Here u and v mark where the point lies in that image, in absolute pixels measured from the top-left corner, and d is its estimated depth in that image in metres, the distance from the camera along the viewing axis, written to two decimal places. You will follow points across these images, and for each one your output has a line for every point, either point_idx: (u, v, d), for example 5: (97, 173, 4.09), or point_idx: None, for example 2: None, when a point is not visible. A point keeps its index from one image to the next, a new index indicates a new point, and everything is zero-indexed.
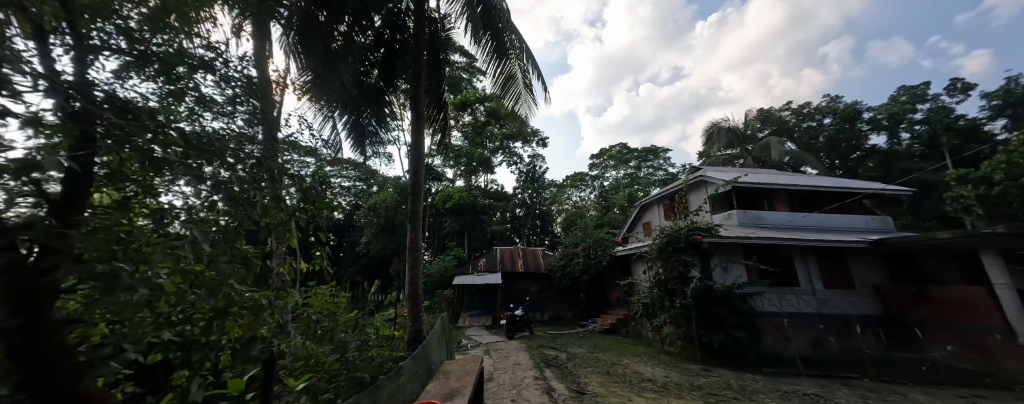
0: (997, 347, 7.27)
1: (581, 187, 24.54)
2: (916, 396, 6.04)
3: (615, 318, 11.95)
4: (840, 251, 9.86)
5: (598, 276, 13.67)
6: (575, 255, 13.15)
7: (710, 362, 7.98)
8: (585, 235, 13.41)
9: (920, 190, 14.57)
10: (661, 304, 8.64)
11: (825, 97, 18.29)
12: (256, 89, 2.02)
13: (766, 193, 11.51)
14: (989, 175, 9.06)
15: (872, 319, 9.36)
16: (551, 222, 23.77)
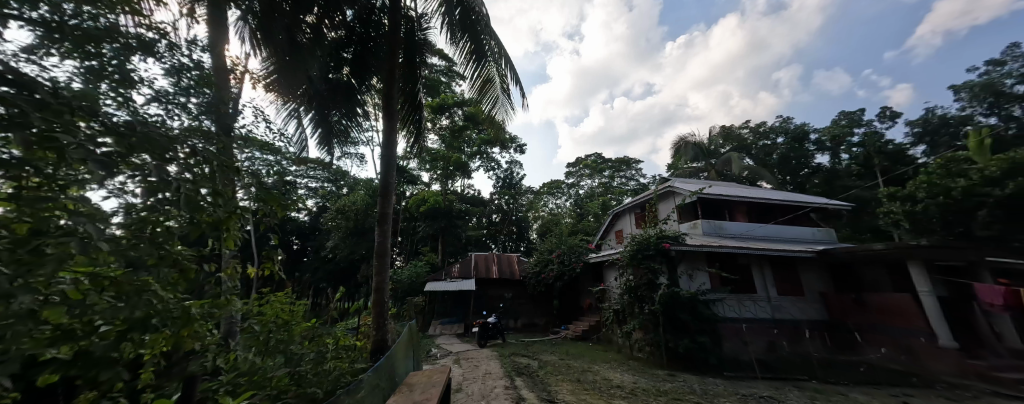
0: (924, 349, 8.01)
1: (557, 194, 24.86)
2: (857, 396, 6.52)
3: (587, 325, 12.08)
4: (791, 260, 10.55)
5: (572, 283, 13.82)
6: (549, 262, 13.25)
7: (676, 367, 8.21)
8: (559, 242, 13.57)
9: (860, 206, 15.96)
10: (632, 309, 8.95)
11: (779, 118, 19.81)
12: (203, 79, 1.95)
13: (728, 204, 12.22)
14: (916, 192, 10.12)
15: (820, 324, 10.04)
16: (527, 229, 23.77)
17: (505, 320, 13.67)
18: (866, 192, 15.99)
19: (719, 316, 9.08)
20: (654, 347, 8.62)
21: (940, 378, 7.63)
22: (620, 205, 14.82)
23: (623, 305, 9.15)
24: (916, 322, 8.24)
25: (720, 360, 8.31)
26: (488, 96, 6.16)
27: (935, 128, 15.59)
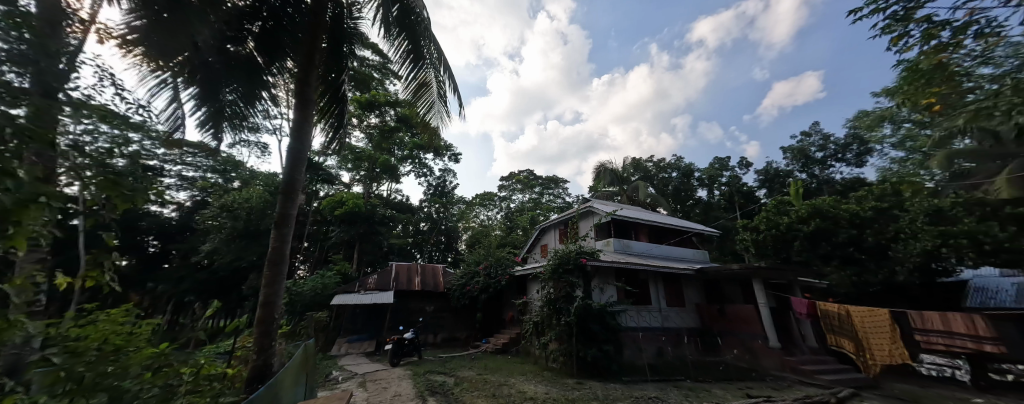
0: (760, 349, 9.92)
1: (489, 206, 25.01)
2: (716, 390, 7.77)
3: (507, 338, 12.16)
4: (677, 276, 12.22)
5: (496, 295, 13.84)
6: (475, 275, 13.16)
7: (584, 375, 8.75)
8: (486, 254, 13.60)
9: (728, 234, 19.49)
10: (550, 322, 9.31)
11: (675, 155, 23.42)
12: (9, 16, 1.44)
13: (635, 226, 13.74)
14: (765, 224, 12.85)
15: (696, 331, 11.78)
16: (456, 240, 23.22)
17: (424, 334, 13.00)
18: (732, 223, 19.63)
19: (623, 326, 10.17)
20: (567, 357, 9.01)
21: (770, 372, 9.52)
22: (547, 221, 15.53)
23: (540, 318, 9.51)
24: (755, 327, 10.19)
25: (619, 366, 8.99)
26: (422, 98, 5.94)
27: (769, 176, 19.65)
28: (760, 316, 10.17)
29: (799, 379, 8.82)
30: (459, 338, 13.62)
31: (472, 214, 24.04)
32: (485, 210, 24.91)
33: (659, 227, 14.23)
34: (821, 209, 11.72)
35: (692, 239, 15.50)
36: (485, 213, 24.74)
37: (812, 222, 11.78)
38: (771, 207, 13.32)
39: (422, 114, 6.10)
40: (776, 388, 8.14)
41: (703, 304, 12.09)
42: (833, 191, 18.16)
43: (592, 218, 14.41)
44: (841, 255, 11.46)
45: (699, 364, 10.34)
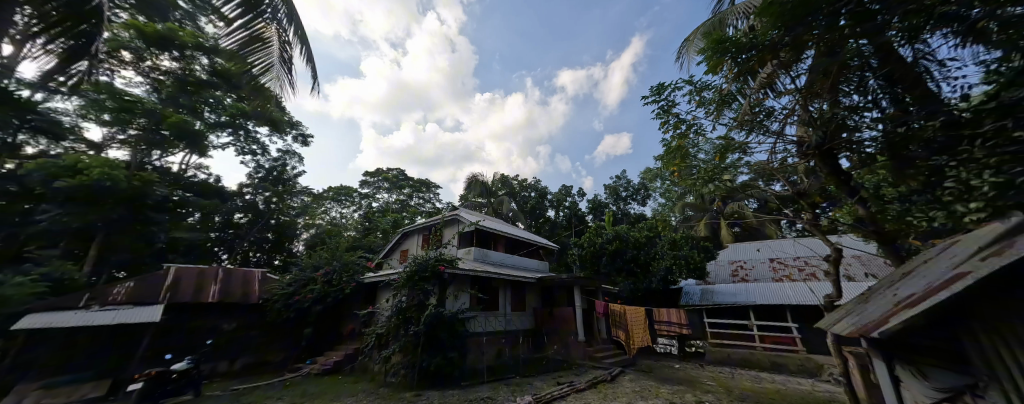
0: (573, 343, 12.42)
1: (343, 203, 22.43)
2: (536, 382, 9.17)
3: (341, 355, 10.81)
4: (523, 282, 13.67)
5: (337, 305, 12.08)
6: (312, 282, 11.53)
7: (423, 386, 8.50)
8: (331, 258, 12.13)
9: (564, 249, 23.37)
10: (396, 333, 8.72)
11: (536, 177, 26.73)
12: None
13: (495, 237, 14.95)
14: (591, 243, 16.29)
15: (530, 332, 13.42)
16: (293, 238, 19.57)
17: (211, 364, 9.93)
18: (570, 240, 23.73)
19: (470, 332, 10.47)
20: (407, 369, 8.52)
21: (577, 361, 12.02)
22: (411, 225, 15.17)
23: (386, 329, 8.77)
24: (570, 325, 12.84)
25: (461, 372, 9.11)
26: (252, 48, 3.61)
27: (596, 205, 24.67)
28: (575, 316, 12.88)
29: (593, 364, 11.58)
30: (272, 361, 11.28)
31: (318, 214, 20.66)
32: (340, 207, 22.55)
33: (514, 239, 15.87)
34: (620, 235, 15.95)
35: (537, 251, 17.89)
36: (339, 211, 22.26)
37: (613, 243, 15.73)
38: (596, 230, 16.78)
39: (252, 69, 3.68)
40: (578, 373, 10.41)
41: (539, 308, 14.02)
42: (631, 220, 24.50)
43: (457, 226, 14.86)
44: (627, 269, 15.49)
45: (528, 360, 11.90)
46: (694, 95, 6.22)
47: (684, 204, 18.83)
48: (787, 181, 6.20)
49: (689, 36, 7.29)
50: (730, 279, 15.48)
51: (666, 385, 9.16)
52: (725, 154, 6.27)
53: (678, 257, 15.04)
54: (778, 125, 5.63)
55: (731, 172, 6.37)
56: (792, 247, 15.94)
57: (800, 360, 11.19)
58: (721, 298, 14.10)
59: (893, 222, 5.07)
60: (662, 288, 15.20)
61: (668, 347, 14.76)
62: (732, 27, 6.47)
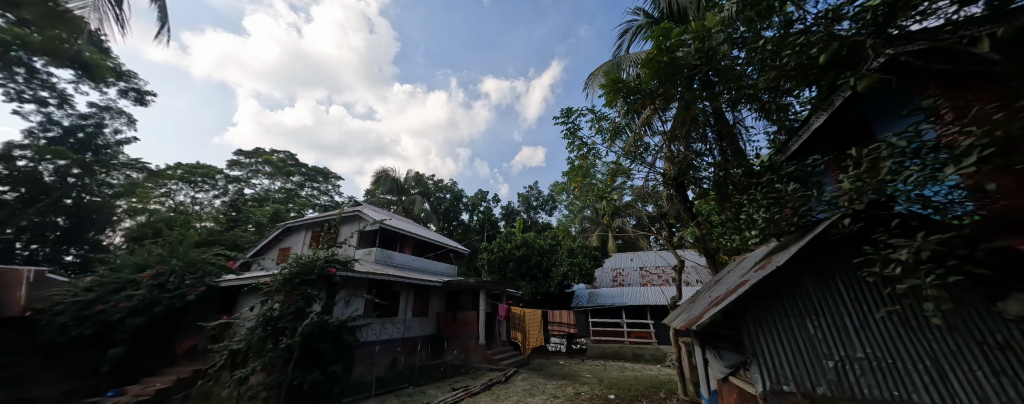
0: (472, 348, 12.56)
1: (198, 185, 15.56)
2: (430, 390, 9.01)
3: (171, 380, 7.96)
4: (427, 286, 13.31)
5: (173, 314, 8.81)
6: (131, 286, 8.22)
7: None
8: (169, 254, 9.03)
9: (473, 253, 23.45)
10: (261, 348, 7.33)
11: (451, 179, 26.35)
12: None
13: (402, 238, 14.25)
14: (499, 248, 16.83)
15: (429, 338, 13.04)
16: (103, 230, 10.84)
17: None
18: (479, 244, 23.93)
19: (360, 342, 9.53)
20: (271, 390, 7.16)
21: (474, 365, 12.20)
22: (298, 219, 13.40)
23: (245, 344, 7.25)
24: (472, 329, 12.94)
25: (343, 388, 8.25)
26: None
27: (509, 211, 25.68)
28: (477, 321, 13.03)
29: (490, 366, 11.93)
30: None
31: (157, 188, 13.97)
32: (190, 190, 15.34)
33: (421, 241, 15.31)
34: (527, 242, 16.87)
35: (445, 254, 17.59)
36: (190, 194, 15.38)
37: (519, 250, 16.61)
38: (505, 237, 17.33)
39: None
40: (474, 377, 10.62)
41: (442, 312, 13.82)
42: (539, 228, 26.16)
43: (358, 223, 13.63)
44: (530, 274, 16.56)
45: (425, 367, 11.60)
46: (594, 123, 7.10)
47: (583, 217, 20.96)
48: (656, 205, 7.57)
49: (594, 72, 8.35)
50: (611, 283, 17.85)
51: (552, 381, 10.05)
52: (614, 177, 7.31)
53: (574, 263, 16.71)
54: (652, 158, 6.78)
55: (618, 193, 7.50)
56: (656, 257, 19.03)
57: (654, 351, 13.62)
58: (604, 301, 16.06)
59: (716, 242, 6.73)
60: (558, 292, 16.60)
61: (559, 345, 15.99)
62: (626, 71, 7.63)
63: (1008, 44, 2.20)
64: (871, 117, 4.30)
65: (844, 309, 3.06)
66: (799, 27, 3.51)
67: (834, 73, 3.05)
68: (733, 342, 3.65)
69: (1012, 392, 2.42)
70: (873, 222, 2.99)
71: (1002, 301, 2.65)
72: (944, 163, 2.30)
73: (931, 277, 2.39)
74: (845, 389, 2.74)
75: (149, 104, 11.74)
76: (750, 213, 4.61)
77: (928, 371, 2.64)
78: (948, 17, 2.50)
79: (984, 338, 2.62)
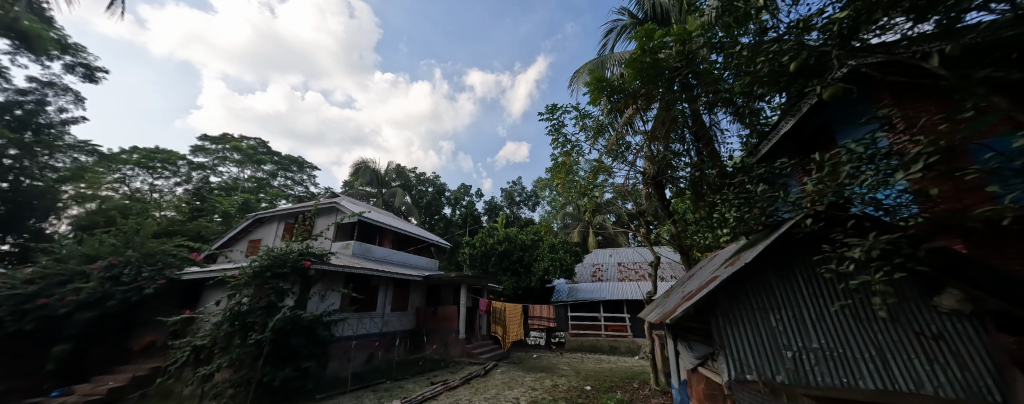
0: (452, 342, 12.56)
1: (157, 172, 14.59)
2: (408, 385, 8.98)
3: (125, 379, 7.55)
4: (407, 281, 13.15)
5: (129, 308, 8.33)
6: (79, 278, 7.73)
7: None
8: (124, 244, 8.45)
9: (454, 247, 23.28)
10: (227, 344, 7.04)
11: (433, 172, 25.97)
12: None
13: (381, 231, 13.99)
14: (481, 243, 16.77)
15: (408, 332, 12.92)
16: (47, 217, 9.59)
17: None
18: (461, 239, 23.78)
19: (335, 337, 9.31)
20: (239, 388, 6.95)
21: (454, 359, 12.22)
22: (269, 210, 12.90)
23: (210, 340, 6.94)
24: (451, 323, 12.92)
25: (317, 383, 8.11)
26: None
27: (492, 206, 25.67)
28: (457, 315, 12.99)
29: (470, 360, 11.95)
30: None
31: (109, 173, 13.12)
32: (148, 176, 14.32)
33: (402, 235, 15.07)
34: (509, 237, 16.92)
35: (426, 248, 17.39)
36: (148, 181, 14.44)
37: (501, 245, 16.63)
38: (487, 231, 17.29)
39: None
40: (453, 371, 10.64)
41: (422, 307, 13.70)
42: (521, 224, 26.29)
43: (335, 215, 13.25)
44: (511, 269, 16.66)
45: (403, 362, 11.52)
46: (578, 120, 7.20)
47: (565, 213, 21.18)
48: (635, 202, 7.75)
49: (578, 69, 8.42)
50: (590, 278, 18.25)
51: (531, 374, 10.20)
52: (596, 174, 7.44)
53: (555, 258, 16.93)
54: (633, 157, 6.95)
55: (599, 190, 7.65)
56: (633, 253, 19.59)
57: (628, 344, 14.13)
58: (583, 296, 16.37)
59: (690, 239, 6.99)
60: (538, 286, 16.79)
61: (538, 339, 16.20)
62: (609, 71, 7.75)
63: (956, 61, 2.38)
64: (834, 124, 4.53)
65: (803, 303, 3.26)
66: (771, 35, 3.66)
67: (802, 81, 3.20)
68: (703, 335, 3.81)
69: (943, 377, 2.66)
70: (833, 222, 3.18)
71: (939, 295, 2.91)
72: (895, 169, 2.47)
73: (880, 274, 2.57)
74: (801, 377, 2.92)
75: (100, 82, 10.91)
76: (722, 212, 4.81)
77: (873, 359, 2.86)
78: (904, 33, 2.67)
79: (922, 328, 2.87)
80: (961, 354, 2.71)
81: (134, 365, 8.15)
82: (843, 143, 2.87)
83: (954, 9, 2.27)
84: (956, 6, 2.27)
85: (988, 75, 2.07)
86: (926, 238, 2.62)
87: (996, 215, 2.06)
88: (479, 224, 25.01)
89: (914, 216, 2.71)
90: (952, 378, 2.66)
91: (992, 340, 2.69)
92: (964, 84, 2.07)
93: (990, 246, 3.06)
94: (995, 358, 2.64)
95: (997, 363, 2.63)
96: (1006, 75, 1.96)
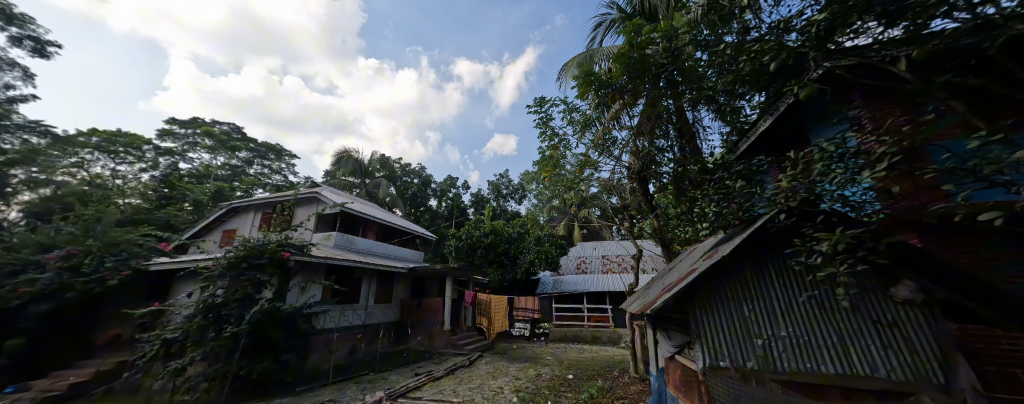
0: (437, 334, 12.57)
1: (120, 156, 13.76)
2: (391, 376, 8.95)
3: (88, 374, 7.25)
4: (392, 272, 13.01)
5: (90, 300, 7.98)
6: (34, 269, 7.32)
7: (239, 397, 7.03)
8: (84, 233, 7.98)
9: (439, 240, 23.11)
10: (200, 338, 6.89)
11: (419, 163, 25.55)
12: None
13: (365, 222, 13.75)
14: (467, 235, 16.72)
15: (392, 324, 12.84)
16: None
17: None
18: (446, 231, 23.59)
19: (316, 329, 9.15)
20: (214, 381, 6.82)
21: (438, 350, 12.26)
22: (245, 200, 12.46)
23: (181, 334, 6.77)
24: (436, 315, 12.89)
25: (297, 376, 7.99)
26: None
27: (479, 199, 25.56)
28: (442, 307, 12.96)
29: (454, 351, 12.05)
30: None
31: (66, 157, 12.31)
32: (109, 161, 13.60)
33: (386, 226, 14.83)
34: (496, 229, 16.93)
35: (411, 240, 17.17)
36: (110, 166, 13.67)
37: (487, 238, 16.65)
38: (473, 224, 17.22)
39: None
40: (438, 362, 10.68)
41: (407, 299, 13.59)
42: (507, 217, 26.34)
43: (315, 205, 12.89)
44: (497, 261, 16.73)
45: (387, 354, 11.48)
46: (566, 114, 7.24)
47: (551, 206, 21.32)
48: (620, 196, 7.86)
49: (567, 62, 8.43)
50: (574, 270, 18.53)
51: (515, 364, 10.34)
52: (583, 168, 7.49)
53: (541, 251, 17.08)
54: (619, 152, 7.03)
55: (585, 184, 7.73)
56: (616, 246, 20.00)
57: (610, 334, 14.50)
58: (567, 288, 16.63)
59: (671, 233, 7.17)
60: (523, 279, 16.96)
61: (523, 330, 16.40)
62: (597, 65, 7.79)
63: (922, 66, 2.52)
64: (808, 124, 4.71)
65: (774, 294, 3.40)
66: (753, 35, 3.75)
67: (781, 81, 3.30)
68: (681, 324, 3.94)
69: (896, 361, 2.86)
70: (804, 218, 3.32)
71: (895, 286, 3.12)
72: (862, 168, 2.61)
73: (844, 267, 2.70)
74: (769, 363, 3.08)
75: (52, 58, 10.14)
76: (702, 207, 4.95)
77: (834, 346, 3.03)
78: (875, 38, 2.79)
79: (879, 317, 3.06)
80: (912, 340, 2.91)
81: (99, 359, 7.86)
82: (816, 142, 3.00)
83: (920, 16, 2.39)
84: (923, 13, 2.38)
85: (948, 81, 2.20)
86: (887, 232, 2.79)
87: (947, 212, 2.20)
88: (464, 217, 24.82)
89: (876, 211, 2.88)
90: (904, 362, 2.85)
91: (939, 327, 2.92)
92: (926, 89, 2.19)
93: (942, 240, 3.37)
94: (941, 344, 2.86)
95: (943, 348, 2.85)
96: (964, 81, 2.08)
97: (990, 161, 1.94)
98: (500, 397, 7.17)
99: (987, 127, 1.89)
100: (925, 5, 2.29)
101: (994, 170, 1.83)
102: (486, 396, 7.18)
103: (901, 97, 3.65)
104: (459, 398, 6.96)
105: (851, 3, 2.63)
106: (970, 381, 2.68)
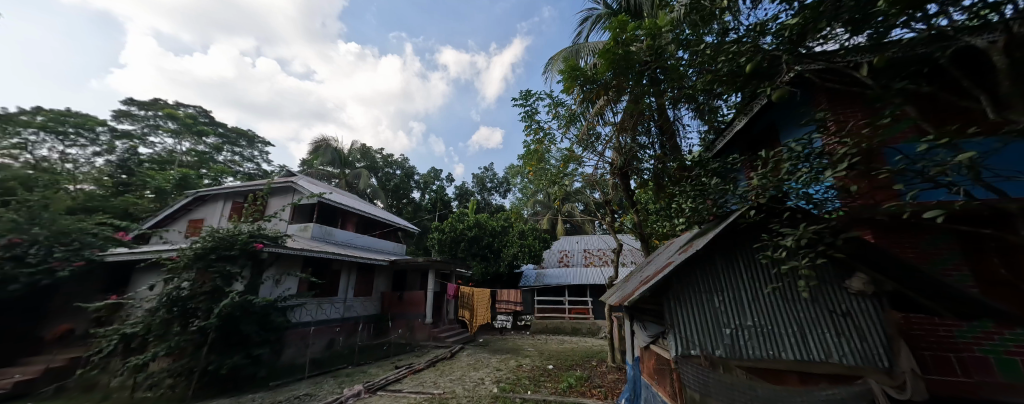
0: (419, 327, 12.50)
1: (70, 138, 12.79)
2: (371, 370, 8.88)
3: (35, 372, 6.81)
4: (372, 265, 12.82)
5: (37, 293, 7.53)
6: None
7: (207, 392, 6.80)
8: (28, 221, 7.24)
9: (421, 232, 22.80)
10: (164, 332, 6.60)
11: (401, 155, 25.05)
12: None
13: (344, 214, 13.42)
14: (449, 228, 16.58)
15: (372, 318, 12.69)
16: None
17: None
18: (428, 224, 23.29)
19: (292, 323, 8.93)
20: (179, 377, 6.57)
21: (419, 343, 12.19)
22: (213, 188, 11.88)
23: (143, 328, 6.47)
24: (418, 308, 12.75)
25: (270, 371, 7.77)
26: None
27: (463, 192, 25.35)
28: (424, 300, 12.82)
29: (435, 344, 12.01)
30: None
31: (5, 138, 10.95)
32: (58, 143, 12.46)
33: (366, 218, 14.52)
34: (479, 223, 16.89)
35: (391, 232, 16.85)
36: (58, 148, 12.51)
37: (470, 232, 16.62)
38: (456, 217, 17.09)
39: None
40: (419, 355, 10.63)
41: (388, 292, 13.43)
42: (492, 210, 26.28)
43: (291, 195, 12.46)
44: (480, 254, 16.75)
45: (366, 348, 11.34)
46: (552, 108, 7.27)
47: (535, 201, 21.41)
48: (602, 191, 7.97)
49: (553, 56, 8.45)
50: (557, 264, 18.74)
51: (496, 356, 10.46)
52: (566, 163, 7.56)
53: (524, 244, 17.18)
54: (602, 147, 7.11)
55: (569, 178, 7.78)
56: (598, 241, 20.32)
57: (590, 325, 14.87)
58: (550, 281, 16.87)
59: (651, 228, 7.33)
60: (506, 272, 17.02)
61: (504, 322, 16.50)
62: (582, 60, 7.84)
63: (884, 74, 2.69)
64: (779, 124, 4.92)
65: (742, 286, 3.56)
66: (731, 36, 3.86)
67: (755, 82, 3.41)
68: (655, 315, 4.07)
69: (847, 348, 3.09)
70: (771, 215, 3.47)
71: (850, 278, 3.28)
72: (825, 167, 2.74)
73: (805, 260, 2.86)
74: (736, 351, 3.26)
75: None
76: (680, 202, 5.09)
77: (794, 334, 3.24)
78: (842, 44, 2.93)
79: (834, 307, 3.27)
80: (862, 328, 3.14)
81: (48, 355, 7.41)
82: (785, 142, 3.15)
83: (882, 24, 2.55)
84: (884, 22, 2.54)
85: (904, 87, 2.33)
86: (844, 229, 2.97)
87: (896, 210, 2.35)
88: (448, 209, 24.57)
89: (837, 209, 3.07)
90: (854, 348, 3.09)
91: (885, 316, 3.17)
92: (885, 93, 2.32)
93: (892, 237, 3.64)
94: (887, 331, 3.10)
95: (889, 335, 3.08)
96: (917, 88, 2.22)
97: (936, 163, 2.10)
98: (479, 387, 7.24)
99: (935, 132, 2.01)
100: (887, 13, 2.45)
101: (939, 171, 1.97)
102: (466, 387, 7.23)
103: (863, 101, 3.89)
104: (439, 390, 6.99)
105: (823, 8, 2.74)
106: (910, 364, 2.93)
